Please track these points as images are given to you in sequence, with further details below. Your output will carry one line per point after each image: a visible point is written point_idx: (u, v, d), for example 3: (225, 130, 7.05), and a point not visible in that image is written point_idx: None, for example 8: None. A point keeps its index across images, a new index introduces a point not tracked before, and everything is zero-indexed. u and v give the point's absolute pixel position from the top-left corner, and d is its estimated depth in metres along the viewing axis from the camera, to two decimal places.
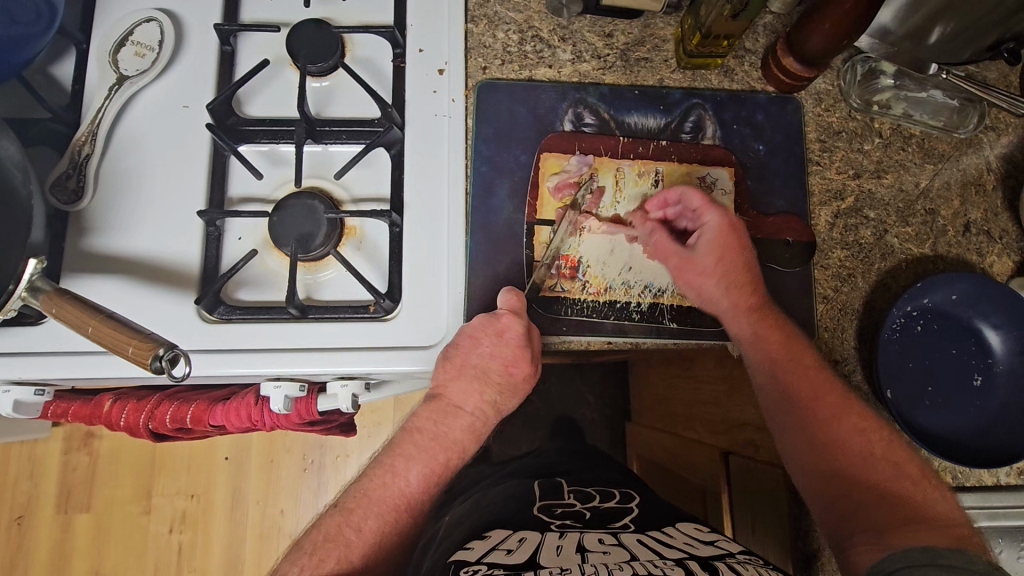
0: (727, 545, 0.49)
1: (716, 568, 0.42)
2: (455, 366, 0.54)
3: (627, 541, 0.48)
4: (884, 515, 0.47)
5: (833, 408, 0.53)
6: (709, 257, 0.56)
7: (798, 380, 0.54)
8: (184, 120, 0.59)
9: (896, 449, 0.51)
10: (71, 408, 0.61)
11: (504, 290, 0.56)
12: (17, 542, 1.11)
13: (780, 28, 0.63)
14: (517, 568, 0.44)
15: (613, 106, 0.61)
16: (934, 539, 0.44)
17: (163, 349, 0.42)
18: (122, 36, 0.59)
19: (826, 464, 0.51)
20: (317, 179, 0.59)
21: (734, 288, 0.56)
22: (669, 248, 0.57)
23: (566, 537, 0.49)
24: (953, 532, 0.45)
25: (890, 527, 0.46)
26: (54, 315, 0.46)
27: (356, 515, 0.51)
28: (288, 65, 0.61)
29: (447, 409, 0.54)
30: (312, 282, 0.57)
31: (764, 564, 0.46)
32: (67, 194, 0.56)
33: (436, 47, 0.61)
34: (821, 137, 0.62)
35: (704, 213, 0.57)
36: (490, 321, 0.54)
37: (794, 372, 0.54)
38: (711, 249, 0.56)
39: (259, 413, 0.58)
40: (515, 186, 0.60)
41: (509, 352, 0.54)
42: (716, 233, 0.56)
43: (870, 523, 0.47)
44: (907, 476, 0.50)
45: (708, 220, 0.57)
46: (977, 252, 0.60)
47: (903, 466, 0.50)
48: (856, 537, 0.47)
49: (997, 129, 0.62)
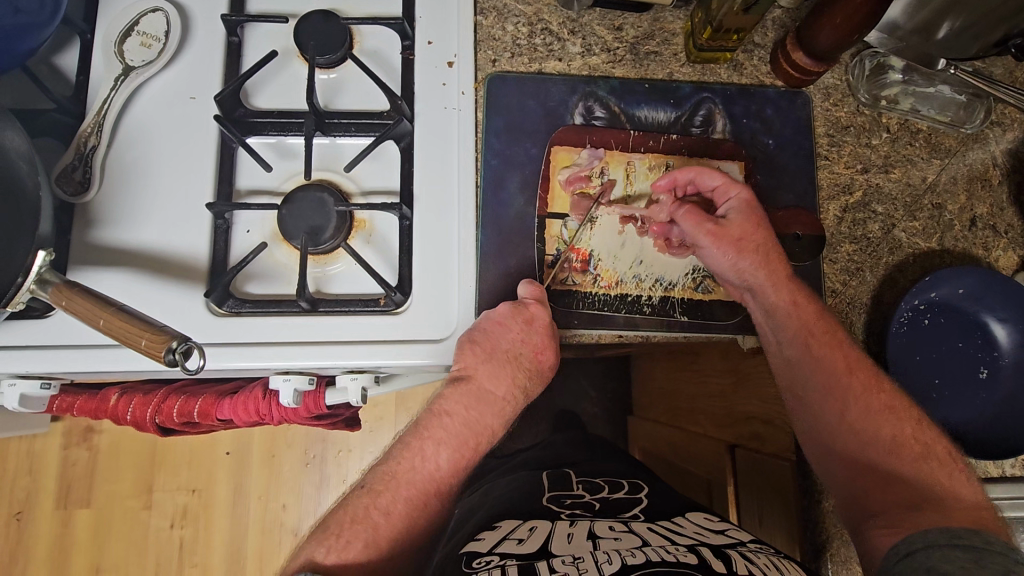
0: (737, 533, 0.49)
1: (729, 556, 0.43)
2: (483, 350, 0.54)
3: (637, 529, 0.49)
4: (901, 495, 0.50)
5: (862, 387, 0.54)
6: (741, 226, 0.56)
7: (825, 358, 0.55)
8: (192, 111, 0.58)
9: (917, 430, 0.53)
10: (76, 403, 0.59)
11: (526, 282, 0.56)
12: (16, 538, 1.10)
13: (789, 22, 0.63)
14: (530, 556, 0.44)
15: (623, 100, 0.61)
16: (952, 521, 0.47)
17: (177, 342, 0.42)
18: (128, 26, 0.58)
19: (850, 443, 0.54)
20: (325, 172, 0.58)
21: (765, 263, 0.56)
22: (698, 214, 0.56)
23: (577, 525, 0.50)
24: (969, 516, 0.48)
25: (910, 507, 0.49)
26: (64, 308, 0.45)
27: (384, 498, 0.51)
28: (295, 57, 0.60)
29: (458, 397, 0.54)
30: (321, 275, 0.57)
31: (775, 552, 0.46)
32: (74, 185, 0.55)
33: (445, 39, 0.60)
34: (829, 131, 0.62)
35: (731, 189, 0.57)
36: (518, 310, 0.54)
37: (823, 349, 0.55)
38: (743, 220, 0.56)
39: (267, 407, 0.57)
40: (526, 179, 0.60)
41: (537, 339, 0.55)
42: (742, 204, 0.57)
43: (890, 500, 0.50)
44: (927, 459, 0.52)
45: (733, 195, 0.57)
46: (983, 246, 0.61)
47: (925, 447, 0.52)
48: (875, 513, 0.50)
49: (1002, 124, 0.62)
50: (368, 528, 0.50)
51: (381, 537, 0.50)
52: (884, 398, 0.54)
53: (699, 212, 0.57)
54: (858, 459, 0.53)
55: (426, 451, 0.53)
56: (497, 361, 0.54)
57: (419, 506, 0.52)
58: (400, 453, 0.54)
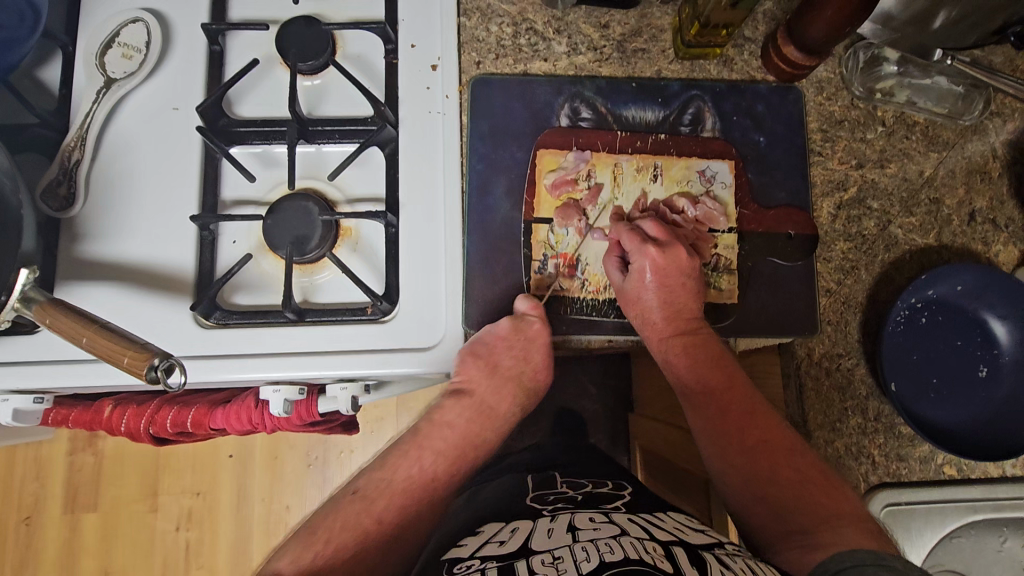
0: (716, 533, 0.49)
1: (703, 560, 0.42)
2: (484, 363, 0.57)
3: (618, 519, 0.49)
4: (803, 517, 0.48)
5: (743, 417, 0.53)
6: (639, 286, 0.56)
7: (723, 397, 0.54)
8: (174, 122, 0.58)
9: (803, 454, 0.51)
10: (70, 415, 0.60)
11: (521, 299, 0.56)
12: (27, 541, 1.12)
13: (780, 15, 0.61)
14: (510, 557, 0.44)
15: (610, 100, 0.60)
16: (852, 541, 0.44)
17: (159, 358, 0.42)
18: (108, 37, 0.58)
19: (742, 473, 0.52)
20: (310, 180, 0.58)
21: (657, 312, 0.55)
22: (612, 266, 0.57)
23: (558, 520, 0.50)
24: (865, 533, 0.46)
25: (809, 531, 0.46)
26: (48, 326, 0.45)
27: (377, 505, 0.51)
28: (278, 64, 0.59)
29: (457, 410, 0.57)
30: (308, 284, 0.57)
31: (752, 556, 0.45)
32: (59, 201, 0.55)
33: (428, 42, 0.59)
34: (822, 127, 0.61)
35: (639, 256, 0.56)
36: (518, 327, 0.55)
37: (721, 390, 0.54)
38: (641, 281, 0.56)
39: (259, 416, 0.58)
40: (511, 184, 0.59)
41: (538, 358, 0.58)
42: (646, 271, 0.55)
43: (792, 526, 0.48)
44: (812, 480, 0.49)
45: (636, 262, 0.56)
46: (982, 241, 0.60)
47: (810, 470, 0.50)
48: (783, 544, 0.47)
49: (1002, 114, 0.61)
50: (356, 534, 0.49)
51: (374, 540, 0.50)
52: (766, 419, 0.53)
53: (615, 263, 0.57)
54: (753, 489, 0.51)
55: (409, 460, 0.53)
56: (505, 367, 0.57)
57: (404, 516, 0.52)
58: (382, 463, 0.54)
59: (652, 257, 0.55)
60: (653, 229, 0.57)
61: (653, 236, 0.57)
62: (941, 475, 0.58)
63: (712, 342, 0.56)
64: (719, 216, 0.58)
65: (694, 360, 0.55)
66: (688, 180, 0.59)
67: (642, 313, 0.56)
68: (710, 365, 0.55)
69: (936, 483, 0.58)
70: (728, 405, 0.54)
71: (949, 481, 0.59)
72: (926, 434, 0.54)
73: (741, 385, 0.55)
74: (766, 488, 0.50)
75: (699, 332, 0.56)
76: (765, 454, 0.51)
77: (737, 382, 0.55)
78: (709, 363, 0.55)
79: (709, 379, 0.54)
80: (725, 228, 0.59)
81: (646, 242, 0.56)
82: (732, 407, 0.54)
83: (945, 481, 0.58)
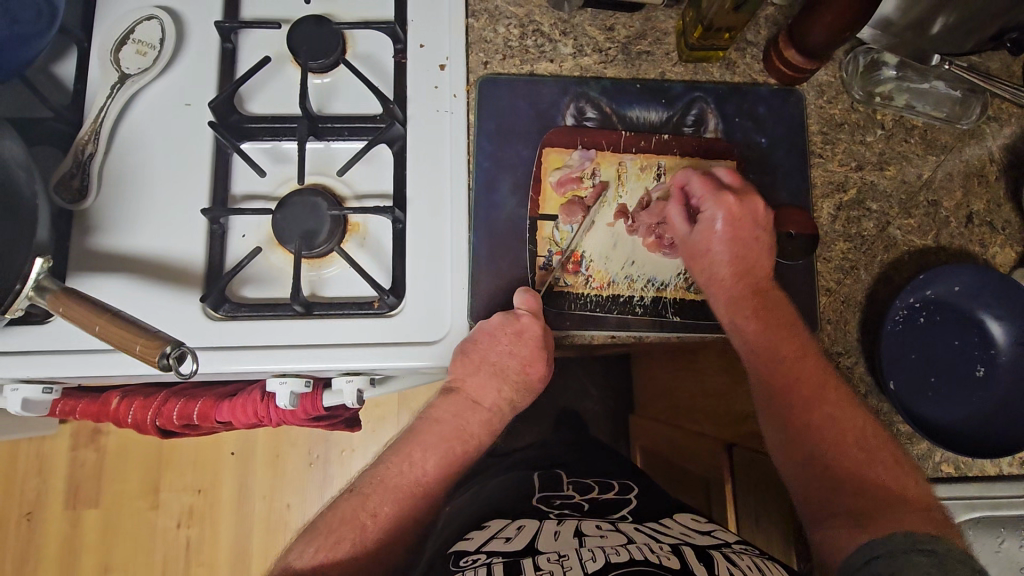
0: (723, 535, 0.50)
1: (711, 557, 0.43)
2: (472, 361, 0.55)
3: (624, 528, 0.49)
4: (859, 497, 0.51)
5: (812, 391, 0.55)
6: (708, 236, 0.57)
7: (792, 368, 0.56)
8: (187, 118, 0.59)
9: (869, 434, 0.54)
10: (79, 406, 0.61)
11: (520, 292, 0.57)
12: (27, 538, 1.12)
13: (782, 20, 0.62)
14: (516, 554, 0.44)
15: (615, 101, 0.61)
16: (910, 525, 0.48)
17: (171, 346, 0.43)
18: (124, 34, 0.59)
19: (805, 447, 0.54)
20: (319, 176, 0.59)
21: (728, 275, 0.57)
22: (682, 209, 0.58)
23: (565, 524, 0.50)
24: (923, 516, 0.49)
25: (866, 512, 0.50)
26: (62, 315, 0.46)
27: (373, 500, 0.54)
28: (289, 62, 0.61)
29: (447, 406, 0.57)
30: (316, 278, 0.58)
31: (759, 554, 0.46)
32: (72, 193, 0.56)
33: (436, 43, 0.60)
34: (823, 129, 0.62)
35: (715, 201, 0.56)
36: (507, 321, 0.55)
37: (791, 361, 0.56)
38: (711, 231, 0.57)
39: (265, 409, 0.58)
40: (517, 182, 0.60)
41: (526, 351, 0.56)
42: (718, 220, 0.56)
43: (847, 505, 0.51)
44: (875, 462, 0.53)
45: (709, 210, 0.56)
46: (980, 243, 0.60)
47: (874, 450, 0.53)
48: (835, 520, 0.51)
49: (999, 119, 0.62)
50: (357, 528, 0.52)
51: (366, 538, 0.52)
52: (837, 397, 0.55)
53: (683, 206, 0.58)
54: (814, 465, 0.54)
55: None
56: (492, 362, 0.56)
57: None
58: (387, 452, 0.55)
59: (728, 206, 0.56)
60: (728, 177, 0.58)
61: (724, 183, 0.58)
62: (938, 472, 0.59)
63: (783, 310, 0.57)
64: None
65: (765, 327, 0.56)
66: None
67: (711, 266, 0.57)
68: (781, 336, 0.56)
69: (934, 481, 0.59)
70: (799, 380, 0.55)
71: (947, 478, 0.59)
72: (923, 432, 0.55)
73: (813, 358, 0.56)
74: (830, 465, 0.54)
75: (770, 298, 0.57)
76: (830, 430, 0.54)
77: (809, 356, 0.56)
78: (780, 334, 0.56)
79: (781, 351, 0.56)
80: None
81: (721, 190, 0.56)
82: (804, 379, 0.55)
83: (943, 479, 0.59)
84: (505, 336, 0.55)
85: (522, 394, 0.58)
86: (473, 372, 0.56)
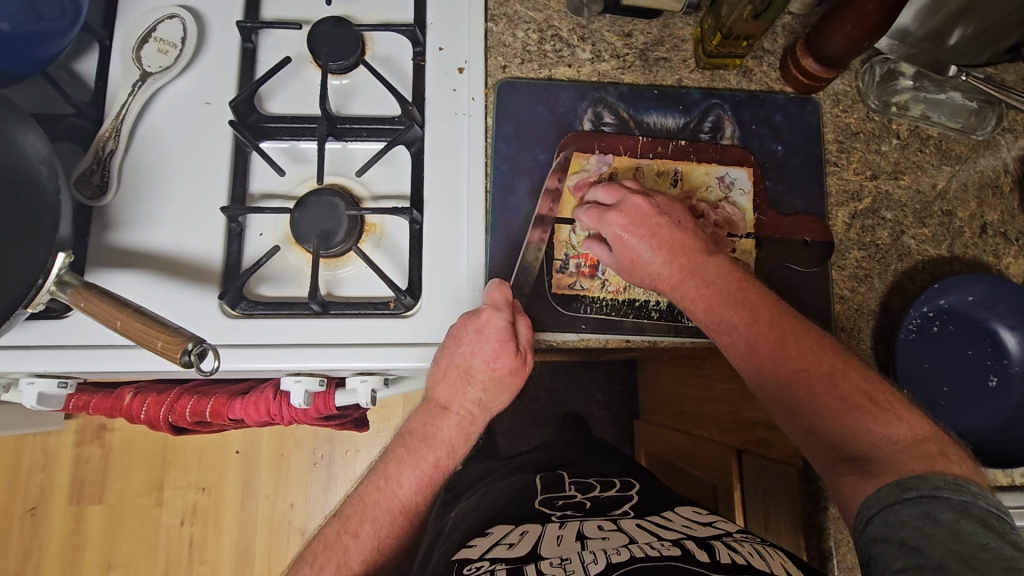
0: (725, 525, 0.49)
1: (713, 546, 0.43)
2: (438, 369, 0.54)
3: (626, 527, 0.49)
4: (853, 443, 0.47)
5: (773, 348, 0.51)
6: (628, 251, 0.55)
7: (747, 330, 0.52)
8: (207, 116, 0.59)
9: (846, 377, 0.49)
10: (92, 401, 0.60)
11: (490, 286, 0.56)
12: (30, 533, 1.12)
13: (799, 28, 0.63)
14: (519, 560, 0.44)
15: (632, 106, 0.61)
16: (904, 468, 0.43)
17: (193, 343, 0.43)
18: (146, 32, 0.59)
19: (787, 410, 0.51)
20: (337, 176, 0.59)
21: (667, 265, 0.55)
22: (596, 213, 0.56)
23: (568, 527, 0.50)
24: (920, 454, 0.44)
25: (860, 457, 0.46)
26: (83, 309, 0.46)
27: (353, 522, 0.53)
28: (309, 63, 0.61)
29: (421, 418, 0.56)
30: (332, 278, 0.58)
31: (760, 541, 0.45)
32: (92, 189, 0.56)
33: (456, 46, 0.61)
34: (838, 138, 0.62)
35: (611, 212, 0.55)
36: (466, 318, 0.54)
37: (743, 316, 0.52)
38: (624, 243, 0.55)
39: (278, 407, 0.58)
40: (534, 185, 0.60)
41: (488, 348, 0.53)
42: (620, 232, 0.55)
43: (846, 453, 0.47)
44: (858, 404, 0.48)
45: (608, 232, 0.55)
46: (993, 254, 0.61)
47: (855, 394, 0.48)
48: (834, 469, 0.47)
49: (1015, 130, 0.62)
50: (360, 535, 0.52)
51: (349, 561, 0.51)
52: (803, 346, 0.50)
53: (598, 207, 0.56)
54: (797, 421, 0.50)
55: (417, 447, 0.54)
56: (455, 365, 0.53)
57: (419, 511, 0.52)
58: (393, 453, 0.55)
59: (619, 221, 0.55)
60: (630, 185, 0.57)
61: (609, 199, 0.57)
62: None
63: (727, 272, 0.54)
64: (738, 221, 0.60)
65: (714, 294, 0.53)
66: (707, 186, 0.60)
67: (648, 271, 0.55)
68: (728, 303, 0.53)
69: None
70: (757, 343, 0.52)
71: None
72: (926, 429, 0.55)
73: (767, 311, 0.52)
74: (809, 417, 0.49)
75: (715, 262, 0.54)
76: (803, 385, 0.50)
77: (762, 311, 0.52)
78: (726, 297, 0.53)
79: (733, 320, 0.52)
80: (743, 233, 0.60)
81: (605, 212, 0.56)
82: (763, 341, 0.51)
83: None
84: (465, 339, 0.53)
85: (493, 392, 0.55)
86: (441, 379, 0.54)
